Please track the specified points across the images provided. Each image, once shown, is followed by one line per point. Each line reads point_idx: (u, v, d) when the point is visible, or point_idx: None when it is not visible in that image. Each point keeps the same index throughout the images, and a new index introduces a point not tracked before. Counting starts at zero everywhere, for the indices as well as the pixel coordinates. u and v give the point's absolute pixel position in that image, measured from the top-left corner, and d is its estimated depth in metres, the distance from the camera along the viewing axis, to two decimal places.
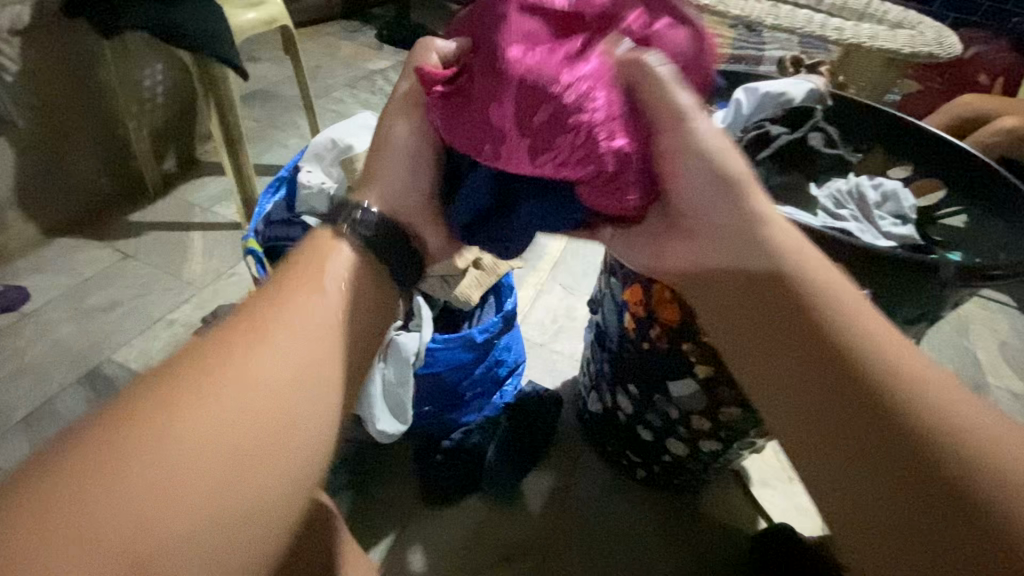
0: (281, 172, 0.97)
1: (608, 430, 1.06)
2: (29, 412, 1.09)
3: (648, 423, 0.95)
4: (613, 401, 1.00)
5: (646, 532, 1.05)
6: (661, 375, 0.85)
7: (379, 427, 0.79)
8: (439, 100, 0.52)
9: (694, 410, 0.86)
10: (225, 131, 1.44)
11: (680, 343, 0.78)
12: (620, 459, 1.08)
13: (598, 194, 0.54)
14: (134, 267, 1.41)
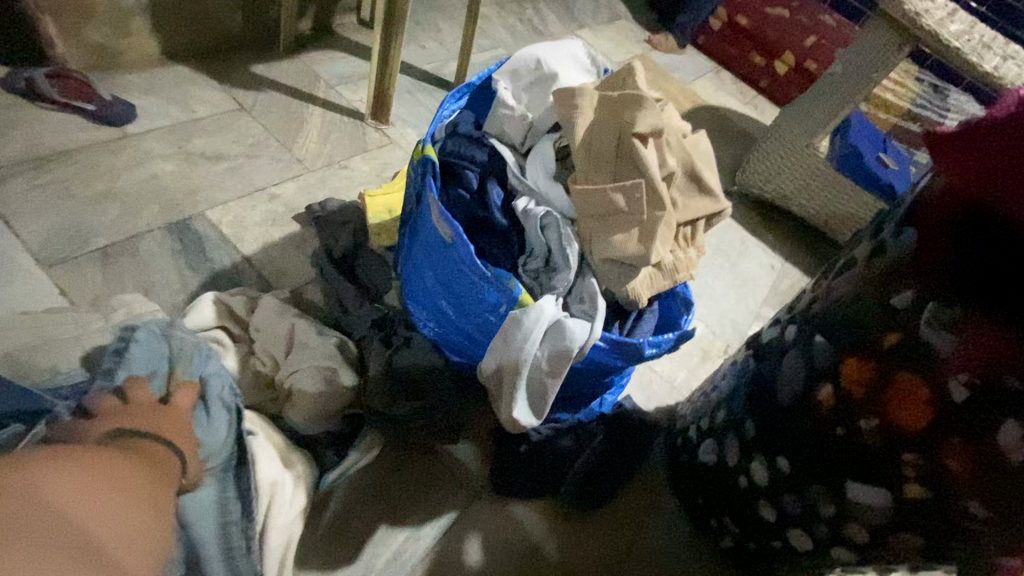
0: (472, 79, 0.82)
1: (714, 488, 0.93)
2: (112, 244, 0.99)
3: (780, 505, 0.82)
4: (741, 464, 0.86)
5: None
6: (846, 470, 0.70)
7: (513, 412, 0.66)
8: (955, 155, 0.55)
9: (861, 520, 0.72)
10: (385, 9, 1.27)
11: (902, 452, 0.63)
12: (711, 521, 0.95)
13: None
14: (246, 123, 1.28)
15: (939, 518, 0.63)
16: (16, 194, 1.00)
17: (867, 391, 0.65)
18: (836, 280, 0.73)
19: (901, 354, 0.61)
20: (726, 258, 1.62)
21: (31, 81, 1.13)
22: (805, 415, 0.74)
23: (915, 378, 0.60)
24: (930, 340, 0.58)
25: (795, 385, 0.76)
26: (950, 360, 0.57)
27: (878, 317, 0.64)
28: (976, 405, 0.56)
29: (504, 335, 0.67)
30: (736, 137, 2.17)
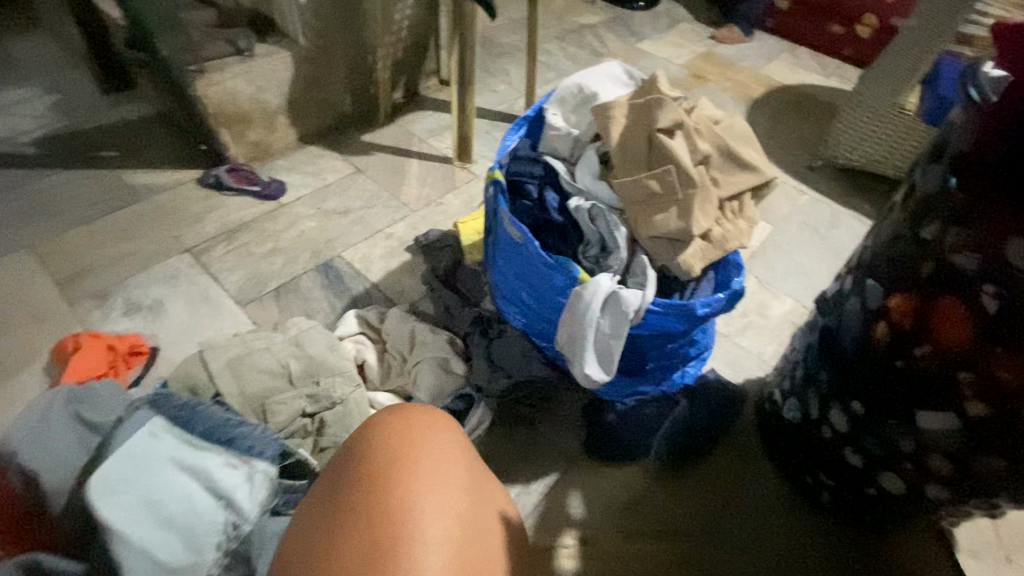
0: (526, 112, 1.00)
1: (803, 444, 0.97)
2: (282, 284, 1.30)
3: (864, 448, 0.85)
4: (822, 415, 0.90)
5: (818, 556, 0.97)
6: (913, 400, 0.74)
7: (587, 371, 0.81)
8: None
9: (939, 449, 0.75)
10: (458, 68, 1.53)
11: (958, 371, 0.67)
12: (806, 476, 0.99)
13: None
14: (363, 181, 1.60)
15: (1010, 431, 0.66)
16: (215, 257, 1.35)
17: (914, 320, 0.70)
18: (879, 226, 0.78)
19: (936, 280, 0.66)
20: (814, 228, 1.60)
21: (217, 178, 1.51)
22: (867, 356, 0.78)
23: (954, 299, 0.65)
24: (956, 262, 0.64)
25: (854, 328, 0.80)
26: (978, 277, 0.62)
27: (912, 249, 0.70)
28: (1011, 314, 0.60)
29: (571, 309, 0.82)
30: (819, 111, 2.11)
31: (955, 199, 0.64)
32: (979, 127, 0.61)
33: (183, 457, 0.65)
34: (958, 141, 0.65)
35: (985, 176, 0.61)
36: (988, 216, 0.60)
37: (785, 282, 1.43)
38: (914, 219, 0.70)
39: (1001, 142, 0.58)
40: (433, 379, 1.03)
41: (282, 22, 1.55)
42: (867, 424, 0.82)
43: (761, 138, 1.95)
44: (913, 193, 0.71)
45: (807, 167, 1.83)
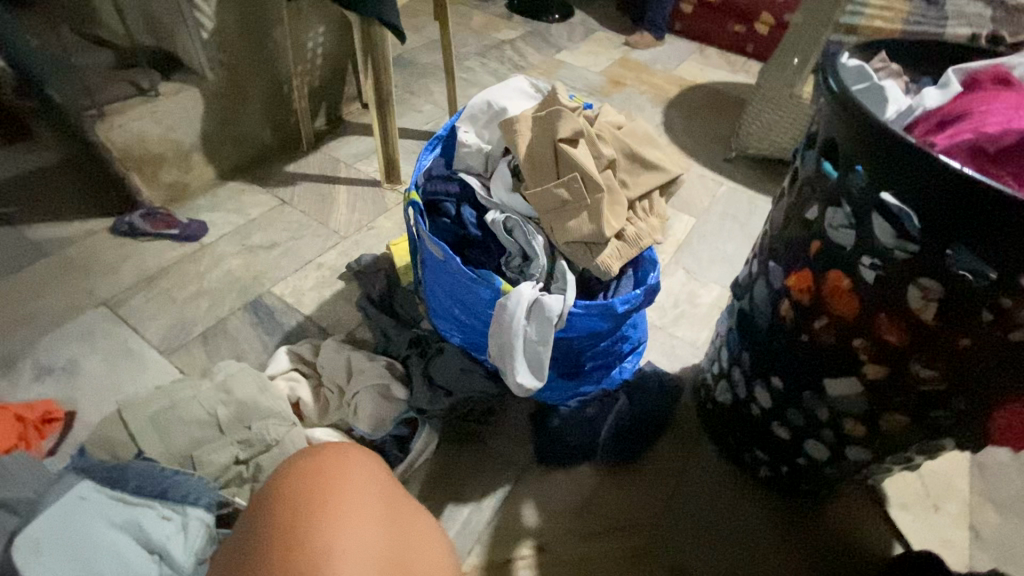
0: (438, 132, 1.01)
1: (736, 423, 1.01)
2: (209, 328, 1.25)
3: (788, 420, 0.90)
4: (748, 393, 0.95)
5: (765, 528, 1.01)
6: (819, 370, 0.79)
7: (519, 381, 0.82)
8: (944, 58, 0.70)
9: (849, 413, 0.80)
10: (375, 90, 1.52)
11: (852, 338, 0.72)
12: (744, 452, 1.03)
13: (886, 165, 0.61)
14: (289, 212, 1.56)
15: (903, 389, 0.71)
16: (134, 307, 1.28)
17: (810, 295, 0.75)
18: (773, 210, 0.84)
19: (823, 257, 0.71)
20: (735, 216, 1.69)
21: (131, 224, 1.44)
22: (777, 334, 0.83)
23: (839, 272, 0.70)
24: (836, 239, 0.69)
25: (764, 308, 0.85)
26: (855, 251, 0.67)
27: (801, 230, 0.75)
28: (885, 281, 0.65)
29: (497, 321, 0.83)
30: (729, 106, 2.24)
31: (829, 181, 0.69)
32: (839, 114, 0.66)
33: (115, 513, 0.72)
34: (826, 127, 0.70)
35: (848, 159, 0.66)
36: (857, 195, 0.65)
37: (711, 270, 1.50)
38: (799, 202, 0.75)
39: (858, 128, 0.63)
40: (372, 406, 1.02)
41: (187, 58, 1.50)
42: (787, 398, 0.87)
43: (679, 135, 2.04)
44: (797, 177, 0.77)
45: (723, 159, 1.93)
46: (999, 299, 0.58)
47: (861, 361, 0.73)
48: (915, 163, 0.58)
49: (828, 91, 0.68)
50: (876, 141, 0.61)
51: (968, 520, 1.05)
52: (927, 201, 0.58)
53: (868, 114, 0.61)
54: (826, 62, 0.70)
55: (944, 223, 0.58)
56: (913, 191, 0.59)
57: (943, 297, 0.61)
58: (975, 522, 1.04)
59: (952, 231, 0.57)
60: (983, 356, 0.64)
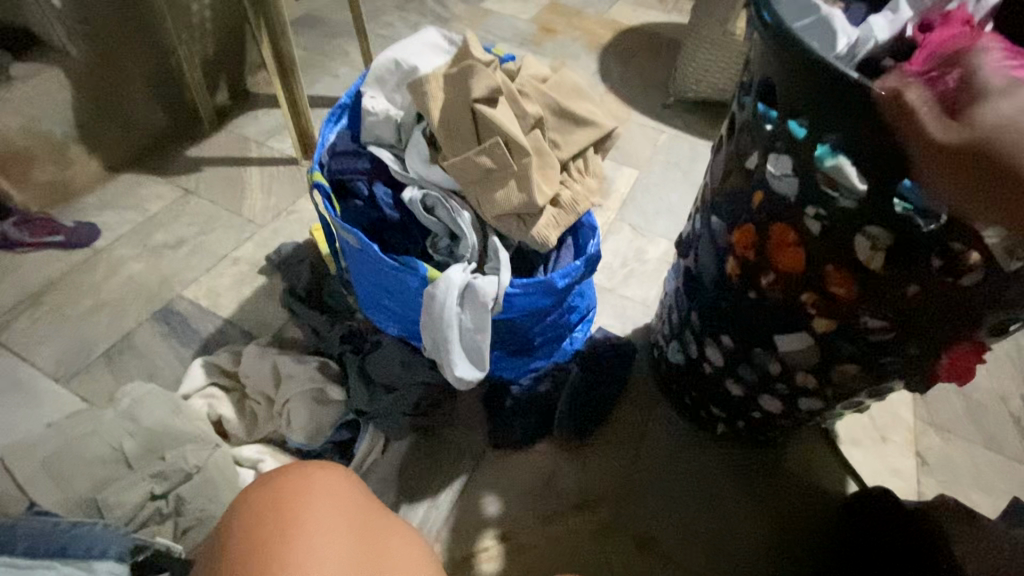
0: (342, 100, 0.89)
1: (691, 383, 0.99)
2: (113, 346, 1.11)
3: (741, 377, 0.87)
4: (700, 353, 0.92)
5: (721, 483, 1.01)
6: (768, 326, 0.76)
7: (459, 374, 0.75)
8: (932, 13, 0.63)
9: (801, 365, 0.77)
10: (276, 58, 1.35)
11: (800, 292, 0.68)
12: (700, 411, 1.01)
13: (823, 105, 0.55)
14: (195, 203, 1.39)
15: (852, 338, 0.69)
16: (20, 332, 1.12)
17: (755, 249, 0.70)
18: (712, 161, 0.78)
19: (769, 208, 0.66)
20: (678, 164, 1.63)
21: (3, 235, 1.25)
22: (724, 291, 0.79)
23: (783, 224, 0.65)
24: (780, 189, 0.64)
25: (709, 267, 0.81)
26: (798, 200, 0.62)
27: (742, 181, 0.69)
28: (830, 230, 0.61)
29: (428, 312, 0.75)
30: (665, 47, 2.14)
31: (770, 127, 0.63)
32: (773, 52, 0.59)
33: None
34: (762, 66, 0.63)
35: (788, 102, 0.59)
36: (801, 141, 0.59)
37: (657, 225, 1.45)
38: (738, 152, 0.69)
39: (794, 69, 0.57)
40: (306, 414, 0.92)
41: (45, 34, 1.28)
42: (738, 356, 0.84)
43: (617, 82, 1.94)
44: (735, 123, 0.70)
45: (661, 105, 1.85)
46: (949, 242, 0.55)
47: (810, 316, 0.70)
48: (855, 102, 0.52)
49: (762, 26, 0.60)
50: (814, 80, 0.55)
51: (914, 448, 1.08)
52: (870, 142, 0.53)
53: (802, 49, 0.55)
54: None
55: (887, 166, 0.53)
56: (853, 134, 0.54)
57: (893, 245, 0.57)
58: (922, 449, 1.08)
59: (898, 174, 0.52)
60: (930, 300, 0.61)
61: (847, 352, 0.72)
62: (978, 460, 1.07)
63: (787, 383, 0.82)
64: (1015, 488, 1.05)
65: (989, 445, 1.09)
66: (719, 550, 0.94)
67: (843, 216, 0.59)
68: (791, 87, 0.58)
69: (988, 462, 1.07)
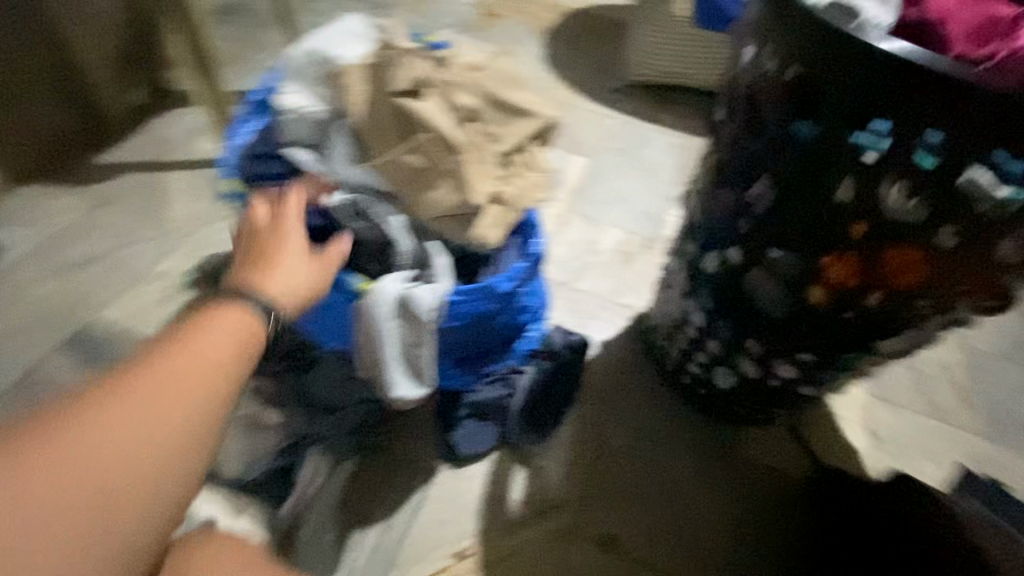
0: (255, 97, 0.81)
1: (746, 398, 0.97)
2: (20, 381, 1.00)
3: (818, 378, 0.87)
4: (766, 372, 0.89)
5: (696, 471, 1.00)
6: (873, 334, 0.75)
7: (400, 393, 0.71)
8: None
9: (893, 349, 0.79)
10: (189, 52, 1.24)
11: (919, 297, 0.68)
12: (733, 412, 1.01)
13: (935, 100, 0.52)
14: (111, 216, 1.28)
15: (953, 309, 0.71)
16: None
17: (861, 279, 0.68)
18: (730, 178, 0.74)
19: (876, 239, 0.64)
20: (627, 149, 1.60)
21: None
22: (811, 322, 0.77)
23: (902, 249, 0.63)
24: (906, 220, 0.60)
25: (775, 298, 0.78)
26: (932, 224, 0.60)
27: (818, 215, 0.66)
28: (967, 238, 0.60)
29: (361, 326, 0.69)
30: (610, 29, 2.10)
31: (867, 153, 0.58)
32: (808, 44, 0.57)
33: None
34: (835, 93, 0.57)
35: (880, 116, 0.56)
36: (933, 164, 0.55)
37: (609, 213, 1.42)
38: (813, 181, 0.64)
39: (863, 79, 0.54)
40: (239, 443, 0.86)
41: None
42: (825, 366, 0.83)
43: (562, 67, 1.89)
44: (791, 157, 0.65)
45: (608, 89, 1.81)
46: None
47: (927, 310, 0.70)
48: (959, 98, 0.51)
49: None
50: (901, 90, 0.53)
51: (866, 423, 1.10)
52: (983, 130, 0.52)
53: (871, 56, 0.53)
54: (795, 17, 0.57)
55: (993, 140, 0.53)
56: (970, 129, 0.52)
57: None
58: (872, 424, 1.10)
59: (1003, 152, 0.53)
60: None
61: (934, 325, 0.74)
62: (925, 430, 1.10)
63: (863, 365, 0.84)
64: (959, 454, 1.08)
65: (934, 415, 1.12)
66: (688, 545, 0.93)
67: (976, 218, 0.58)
68: (862, 93, 0.55)
69: (934, 431, 1.10)
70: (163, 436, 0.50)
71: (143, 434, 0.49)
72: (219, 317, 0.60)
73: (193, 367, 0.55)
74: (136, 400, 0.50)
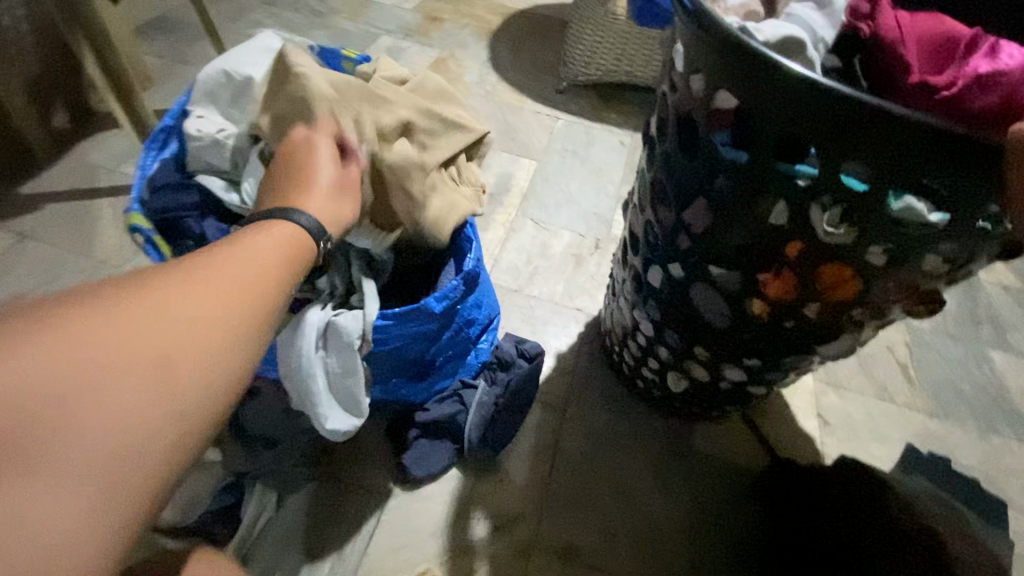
0: (166, 121, 0.78)
1: (696, 397, 0.97)
2: None
3: (763, 380, 0.87)
4: (715, 375, 0.88)
5: (661, 469, 1.01)
6: (809, 340, 0.74)
7: (331, 428, 0.67)
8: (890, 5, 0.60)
9: (831, 353, 0.78)
10: (106, 73, 1.17)
11: (849, 308, 0.67)
12: (687, 410, 1.02)
13: (850, 134, 0.50)
14: (34, 251, 1.20)
15: (883, 317, 0.70)
16: None
17: (797, 290, 0.66)
18: (659, 177, 0.73)
19: (809, 254, 0.62)
20: (576, 149, 1.60)
21: None
22: (746, 327, 0.76)
23: (838, 265, 0.61)
24: (833, 240, 0.59)
25: (719, 311, 0.76)
26: (858, 243, 0.58)
27: (751, 227, 0.64)
28: (892, 251, 0.58)
29: (285, 360, 0.66)
30: (555, 29, 2.10)
31: (799, 182, 0.57)
32: (720, 63, 0.55)
33: None
34: (768, 123, 0.55)
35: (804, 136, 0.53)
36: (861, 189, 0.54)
37: (559, 216, 1.41)
38: (745, 203, 0.62)
39: (776, 98, 0.52)
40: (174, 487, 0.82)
41: None
42: (767, 367, 0.83)
43: (509, 69, 1.88)
44: (723, 178, 0.62)
45: (555, 89, 1.81)
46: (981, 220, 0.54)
47: (856, 318, 0.69)
48: (872, 131, 0.48)
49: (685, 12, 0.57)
50: (818, 111, 0.50)
51: (816, 410, 1.12)
52: (896, 163, 0.50)
53: (789, 79, 0.49)
54: (717, 41, 0.53)
55: (908, 173, 0.50)
56: (883, 160, 0.50)
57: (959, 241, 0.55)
58: (823, 410, 1.12)
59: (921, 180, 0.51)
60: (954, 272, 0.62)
61: (867, 328, 0.73)
62: (874, 412, 1.13)
63: (805, 366, 0.83)
64: (908, 433, 1.11)
65: (882, 397, 1.15)
66: (648, 545, 0.93)
67: (894, 232, 0.56)
68: (785, 118, 0.53)
69: (882, 413, 1.13)
70: (189, 338, 0.44)
71: (181, 314, 0.44)
72: (272, 228, 0.56)
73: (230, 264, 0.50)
74: (174, 291, 0.45)
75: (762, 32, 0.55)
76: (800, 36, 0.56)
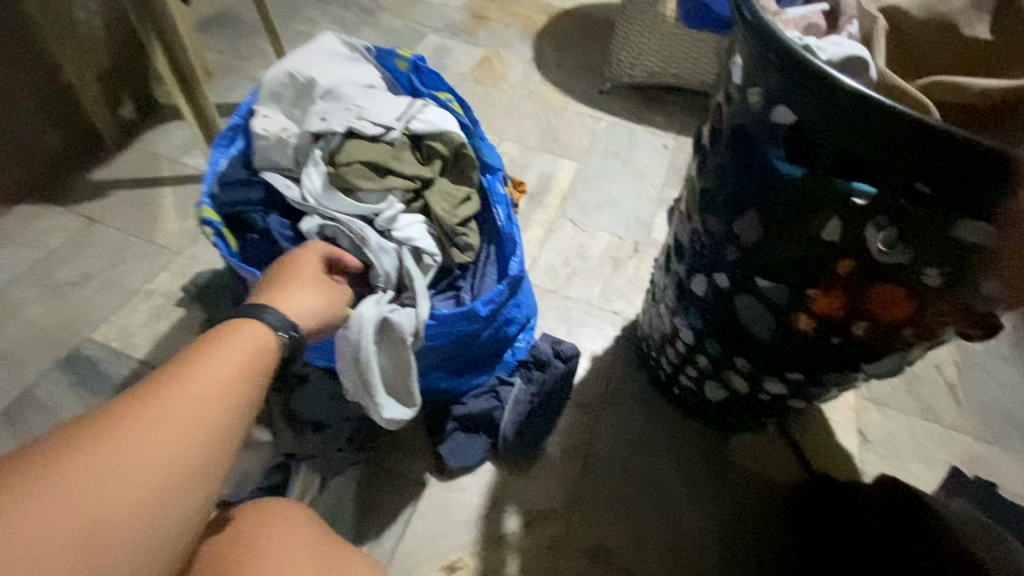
0: (234, 119, 0.84)
1: (733, 407, 0.96)
2: (14, 403, 1.01)
3: (805, 395, 0.86)
4: (754, 387, 0.88)
5: (695, 475, 1.01)
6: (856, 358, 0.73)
7: (387, 418, 0.71)
8: None
9: (878, 371, 0.76)
10: (173, 69, 1.24)
11: (900, 329, 0.66)
12: (724, 420, 1.02)
13: (911, 156, 0.50)
14: (102, 234, 1.28)
15: (935, 338, 0.68)
16: None
17: (846, 306, 0.66)
18: (708, 188, 0.73)
19: (859, 273, 0.62)
20: (617, 152, 1.59)
21: None
22: (790, 340, 0.75)
23: (891, 285, 0.61)
24: (887, 261, 0.58)
25: (764, 324, 0.76)
26: (914, 263, 0.58)
27: (802, 243, 0.63)
28: (949, 272, 0.57)
29: (341, 354, 0.69)
30: (600, 29, 2.09)
31: (857, 200, 0.56)
32: (780, 79, 0.56)
33: None
34: (826, 142, 0.55)
35: (865, 154, 0.53)
36: (917, 209, 0.53)
37: (599, 218, 1.42)
38: (797, 219, 0.62)
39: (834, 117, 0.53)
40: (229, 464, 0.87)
41: None
42: (812, 382, 0.81)
43: (553, 69, 1.88)
44: (776, 192, 0.62)
45: (598, 91, 1.80)
46: None
47: (909, 337, 0.68)
48: (932, 151, 0.48)
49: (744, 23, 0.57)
50: (878, 130, 0.50)
51: (856, 426, 1.10)
52: (954, 185, 0.50)
53: (849, 97, 0.50)
54: (780, 49, 0.53)
55: (969, 195, 0.50)
56: (943, 181, 0.50)
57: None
58: (863, 426, 1.10)
59: (982, 202, 0.50)
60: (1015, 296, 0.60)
61: (920, 348, 0.71)
62: (917, 433, 1.10)
63: (850, 383, 0.82)
64: (953, 456, 1.08)
65: (926, 416, 1.12)
66: (679, 550, 0.94)
67: (955, 254, 0.55)
68: (845, 136, 0.53)
69: (926, 433, 1.10)
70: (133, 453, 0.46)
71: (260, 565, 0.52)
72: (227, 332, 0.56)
73: (167, 404, 0.49)
74: (107, 451, 0.45)
75: (824, 49, 0.55)
76: (864, 55, 0.55)
